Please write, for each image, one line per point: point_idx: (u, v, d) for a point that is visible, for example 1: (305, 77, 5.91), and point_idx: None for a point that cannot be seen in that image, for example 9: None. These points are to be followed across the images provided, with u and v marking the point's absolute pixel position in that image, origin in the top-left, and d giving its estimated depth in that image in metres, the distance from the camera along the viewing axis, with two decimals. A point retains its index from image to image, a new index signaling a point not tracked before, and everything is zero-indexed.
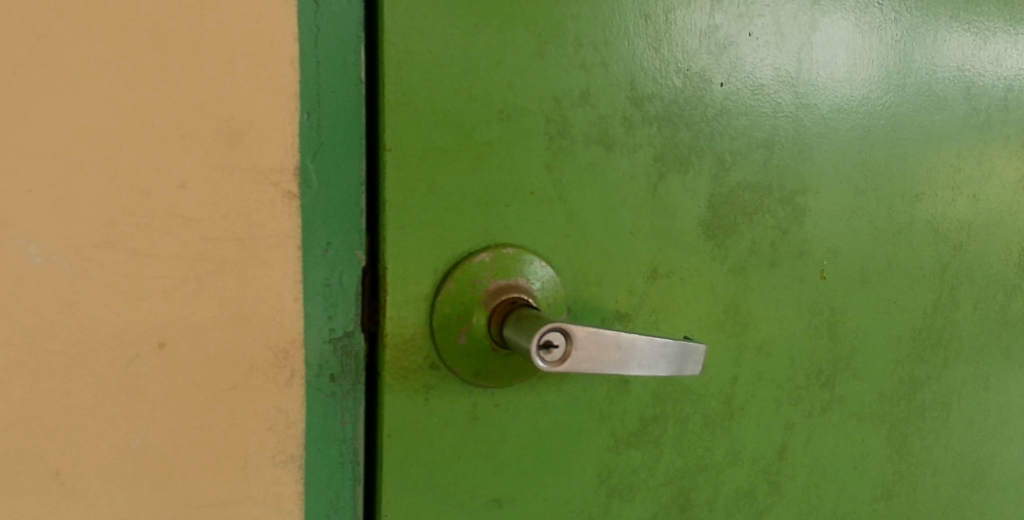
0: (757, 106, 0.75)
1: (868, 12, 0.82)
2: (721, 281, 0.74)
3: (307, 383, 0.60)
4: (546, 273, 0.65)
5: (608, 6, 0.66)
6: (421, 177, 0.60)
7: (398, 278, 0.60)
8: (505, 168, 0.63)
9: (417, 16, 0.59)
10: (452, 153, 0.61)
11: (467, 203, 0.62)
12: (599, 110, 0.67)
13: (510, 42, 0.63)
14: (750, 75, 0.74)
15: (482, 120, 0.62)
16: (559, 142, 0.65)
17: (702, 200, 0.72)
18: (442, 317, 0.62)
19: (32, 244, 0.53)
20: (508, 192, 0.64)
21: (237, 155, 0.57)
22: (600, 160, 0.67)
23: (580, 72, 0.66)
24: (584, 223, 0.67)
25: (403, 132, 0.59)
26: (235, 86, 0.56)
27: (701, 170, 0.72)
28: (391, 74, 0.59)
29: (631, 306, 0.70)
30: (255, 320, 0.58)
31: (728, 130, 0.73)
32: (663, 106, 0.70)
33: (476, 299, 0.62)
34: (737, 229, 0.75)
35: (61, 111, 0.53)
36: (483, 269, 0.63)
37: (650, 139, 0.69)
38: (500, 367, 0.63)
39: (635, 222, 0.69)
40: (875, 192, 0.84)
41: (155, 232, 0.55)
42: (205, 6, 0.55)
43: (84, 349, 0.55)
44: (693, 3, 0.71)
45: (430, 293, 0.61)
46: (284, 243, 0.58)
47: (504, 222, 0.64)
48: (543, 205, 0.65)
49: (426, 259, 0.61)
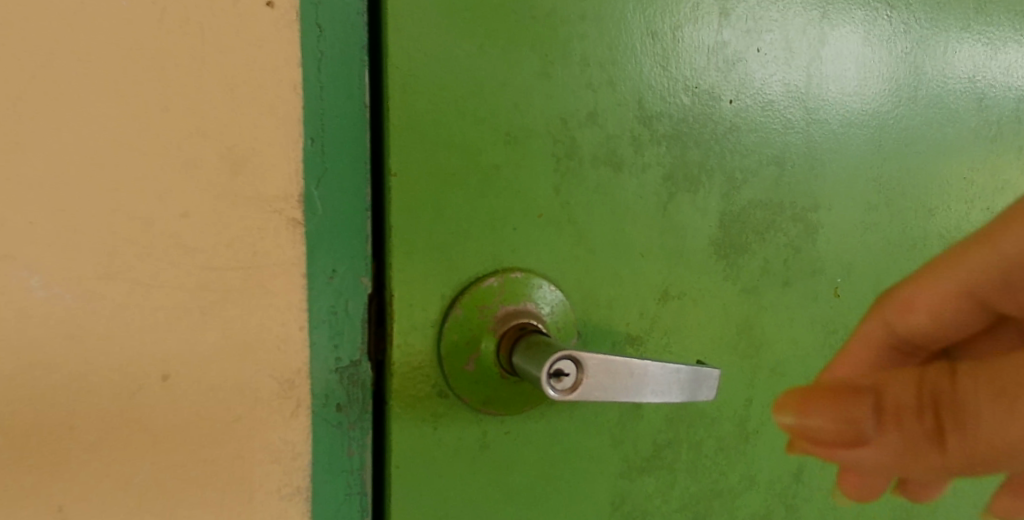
0: (767, 122, 0.74)
1: (876, 25, 0.80)
2: (734, 301, 0.73)
3: (313, 414, 0.59)
4: (555, 297, 0.64)
5: (614, 25, 0.65)
6: (428, 202, 0.59)
7: (405, 305, 0.59)
8: (513, 191, 0.62)
9: (420, 39, 0.58)
10: (458, 176, 0.60)
11: (475, 228, 0.61)
12: (608, 131, 0.66)
13: (515, 63, 0.62)
14: (759, 91, 0.73)
15: (488, 142, 0.61)
16: (566, 164, 0.64)
17: (713, 219, 0.71)
18: (450, 344, 0.60)
19: (34, 276, 0.52)
20: (516, 215, 0.63)
21: (240, 182, 0.56)
22: (609, 181, 0.66)
23: (587, 92, 0.65)
24: (593, 246, 0.66)
25: (408, 156, 0.58)
26: (238, 112, 0.56)
27: (712, 189, 0.71)
28: (396, 98, 0.58)
29: (642, 328, 0.69)
30: (259, 350, 0.57)
31: (738, 148, 0.72)
32: (672, 124, 0.69)
33: (484, 325, 0.61)
34: (749, 247, 0.74)
35: (62, 140, 0.52)
36: (491, 294, 0.62)
37: (659, 158, 0.68)
38: (510, 394, 0.62)
39: (645, 243, 0.68)
40: (887, 207, 0.82)
41: (158, 262, 0.54)
42: (207, 32, 0.54)
43: (87, 382, 0.54)
44: (700, 20, 0.69)
45: (438, 319, 0.60)
46: (288, 272, 0.58)
47: (512, 246, 0.63)
48: (552, 228, 0.64)
49: (433, 286, 0.60)
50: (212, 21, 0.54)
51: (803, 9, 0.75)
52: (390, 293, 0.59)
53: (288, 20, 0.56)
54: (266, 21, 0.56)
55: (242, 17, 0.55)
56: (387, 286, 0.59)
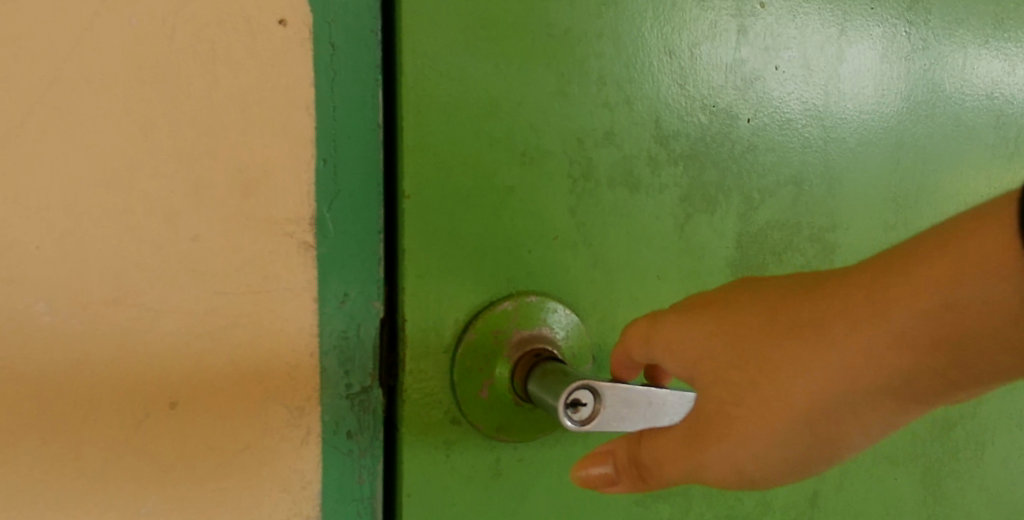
0: (785, 141, 0.73)
1: (894, 42, 0.79)
2: None
3: (323, 441, 0.58)
4: (570, 320, 0.63)
5: (632, 42, 0.64)
6: (442, 224, 0.58)
7: (418, 331, 0.58)
8: (528, 212, 0.61)
9: (435, 57, 0.57)
10: (473, 198, 0.59)
11: (489, 250, 0.60)
12: (625, 151, 0.64)
13: (532, 81, 0.60)
14: (777, 109, 0.72)
15: (504, 163, 0.60)
16: (582, 185, 0.63)
17: (730, 240, 0.70)
18: (463, 370, 0.59)
19: (40, 301, 0.51)
20: (531, 237, 0.61)
21: (251, 205, 0.55)
22: (625, 202, 0.65)
23: (604, 112, 0.63)
24: (609, 268, 0.65)
25: (423, 178, 0.57)
26: (250, 133, 0.54)
27: (729, 210, 0.70)
28: (410, 118, 0.56)
29: None
30: (269, 377, 0.56)
31: (756, 167, 0.71)
32: (689, 143, 0.67)
33: (498, 351, 0.60)
34: (766, 269, 0.73)
35: (69, 163, 0.51)
36: (506, 318, 0.60)
37: (676, 179, 0.67)
38: (524, 420, 0.61)
39: (661, 265, 0.67)
40: (904, 227, 0.81)
41: (167, 286, 0.53)
42: (219, 50, 0.53)
43: (93, 411, 0.53)
44: (718, 37, 0.68)
45: (451, 345, 0.59)
46: (299, 296, 0.56)
47: (527, 269, 0.61)
48: (568, 250, 0.63)
49: (447, 310, 0.58)
50: (223, 39, 0.53)
51: (821, 25, 0.74)
52: (402, 318, 0.57)
53: (301, 39, 0.55)
54: (279, 39, 0.54)
55: (254, 35, 0.54)
56: (400, 311, 0.57)
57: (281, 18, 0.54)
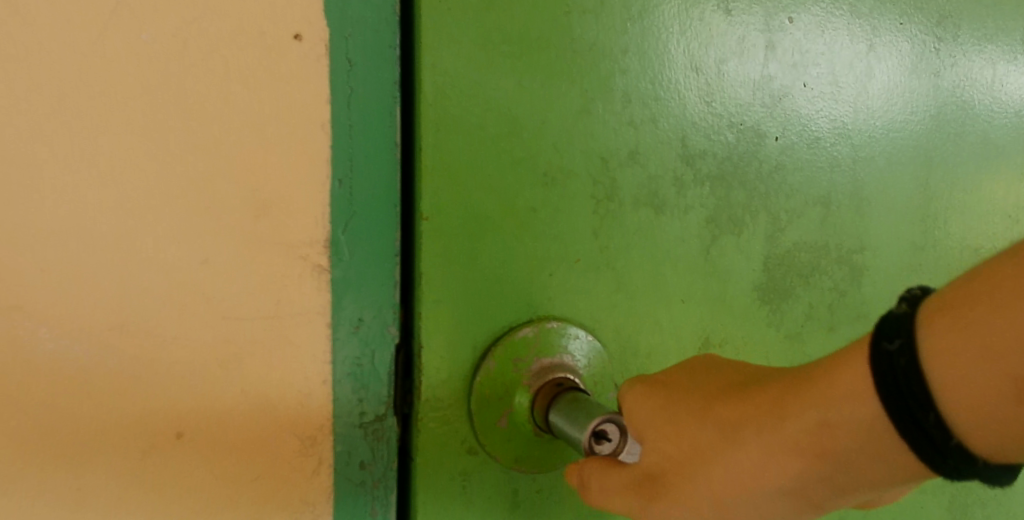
0: (813, 161, 0.70)
1: (924, 58, 0.77)
2: (778, 349, 0.70)
3: (335, 472, 0.56)
4: (590, 346, 0.61)
5: (658, 58, 0.62)
6: (461, 247, 0.56)
7: (435, 358, 0.55)
8: (550, 234, 0.59)
9: (455, 74, 0.54)
10: (493, 220, 0.57)
11: (510, 274, 0.58)
12: (650, 171, 0.62)
13: (555, 99, 0.58)
14: (805, 127, 0.70)
15: (526, 184, 0.58)
16: (606, 207, 0.61)
17: (757, 263, 0.68)
18: (481, 399, 0.57)
19: (43, 327, 0.49)
20: (553, 260, 0.59)
21: (263, 226, 0.53)
22: (650, 224, 0.63)
23: (629, 130, 0.61)
24: (634, 292, 0.63)
25: (442, 200, 0.55)
26: (263, 152, 0.52)
27: (756, 232, 0.68)
28: (429, 137, 0.54)
29: None
30: (280, 405, 0.54)
31: (783, 188, 0.69)
32: (716, 163, 0.65)
33: (518, 379, 0.58)
34: (794, 292, 0.71)
35: (75, 183, 0.48)
36: (526, 346, 0.58)
37: (702, 200, 0.65)
38: (543, 450, 0.59)
39: (687, 289, 0.65)
40: (932, 248, 0.79)
41: (175, 312, 0.51)
42: (231, 67, 0.51)
43: (98, 441, 0.50)
44: (746, 53, 0.66)
45: (469, 372, 0.57)
46: (312, 321, 0.54)
47: (548, 294, 0.59)
48: (592, 273, 0.61)
49: (465, 337, 0.56)
50: (237, 56, 0.51)
51: (850, 41, 0.71)
52: (418, 346, 0.55)
53: (318, 54, 0.53)
54: (294, 54, 0.52)
55: (268, 51, 0.52)
56: (416, 337, 0.55)
57: (296, 33, 0.52)
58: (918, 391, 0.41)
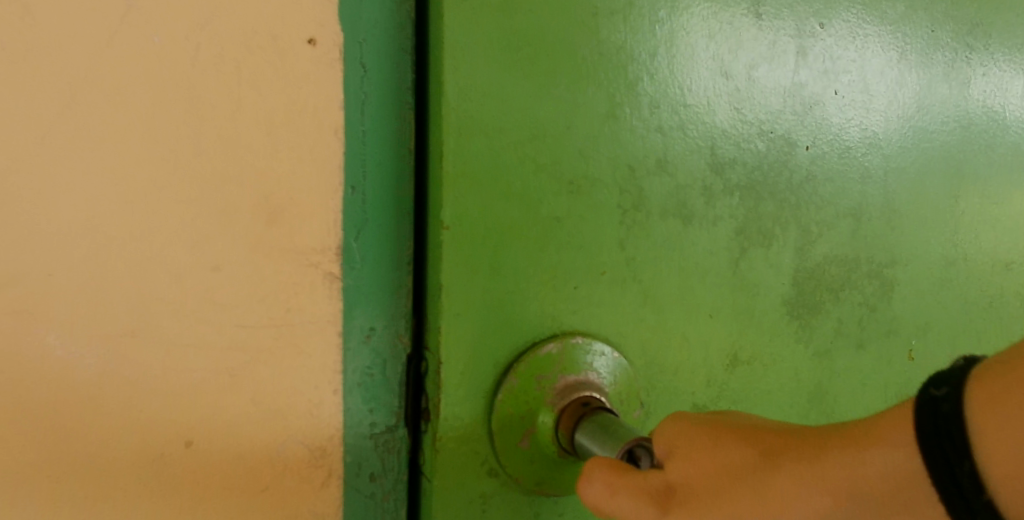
0: (845, 171, 0.69)
1: (957, 68, 0.74)
2: (807, 366, 0.68)
3: (345, 483, 0.55)
4: (613, 361, 0.59)
5: (686, 64, 0.60)
6: (484, 258, 0.54)
7: (456, 374, 0.53)
8: (576, 245, 0.57)
9: (478, 76, 0.53)
10: (517, 230, 0.55)
11: (534, 286, 0.56)
12: (679, 181, 0.61)
13: (581, 103, 0.56)
14: (836, 137, 0.68)
15: (550, 192, 0.56)
16: (631, 218, 0.59)
17: (786, 277, 0.66)
18: (503, 418, 0.55)
19: (53, 333, 0.48)
20: (578, 272, 0.58)
21: (274, 233, 0.52)
22: (676, 234, 0.61)
23: (656, 138, 0.59)
24: (657, 306, 0.61)
25: (466, 209, 0.53)
26: (275, 158, 0.52)
27: (786, 243, 0.66)
28: (451, 142, 0.52)
29: (709, 399, 0.64)
30: (290, 414, 0.53)
31: (814, 199, 0.67)
32: (745, 173, 0.64)
33: (541, 398, 0.56)
34: (824, 308, 0.69)
35: (86, 189, 0.48)
36: (550, 363, 0.56)
37: (731, 211, 0.63)
38: (565, 471, 0.58)
39: (716, 302, 0.63)
40: (965, 263, 0.76)
41: (185, 319, 0.51)
42: (245, 71, 0.51)
43: (106, 450, 0.50)
44: (776, 59, 0.64)
45: (490, 389, 0.55)
46: (323, 330, 0.53)
47: (572, 307, 0.58)
48: (617, 286, 0.59)
49: (487, 352, 0.54)
50: (250, 60, 0.51)
51: (881, 49, 0.69)
52: (438, 361, 0.53)
53: (331, 59, 0.52)
54: (308, 59, 0.52)
55: (282, 55, 0.51)
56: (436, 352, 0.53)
57: (310, 38, 0.52)
58: (958, 437, 0.37)
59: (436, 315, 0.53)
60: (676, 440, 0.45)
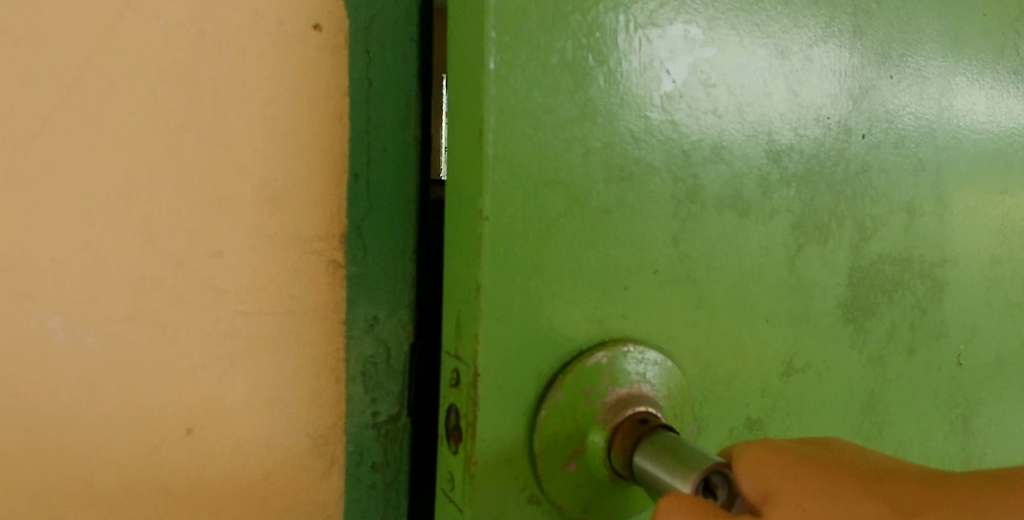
0: (898, 163, 0.66)
1: (1000, 62, 0.75)
2: (859, 373, 0.65)
3: (346, 473, 0.54)
4: (660, 365, 0.51)
5: (743, 35, 0.53)
6: (525, 255, 0.46)
7: (493, 390, 0.45)
8: (626, 240, 0.49)
9: (518, 37, 0.44)
10: (562, 222, 0.47)
11: (581, 287, 0.48)
12: (734, 166, 0.54)
13: (630, 74, 0.48)
14: (890, 127, 0.66)
15: (599, 180, 0.48)
16: (685, 209, 0.52)
17: (842, 276, 0.63)
18: (547, 438, 0.47)
19: (55, 317, 0.48)
20: (629, 271, 0.50)
21: (278, 219, 0.51)
22: (733, 229, 0.55)
23: (712, 121, 0.52)
24: (711, 308, 0.54)
25: (507, 196, 0.44)
26: (280, 143, 0.51)
27: (842, 240, 0.62)
28: (490, 120, 0.43)
29: (764, 410, 0.59)
30: (291, 403, 0.53)
31: (870, 192, 0.64)
32: (803, 161, 0.59)
33: (591, 416, 0.48)
34: (876, 308, 0.66)
35: (89, 171, 0.48)
36: (600, 374, 0.48)
37: (788, 203, 0.58)
38: (613, 499, 0.50)
39: (772, 305, 0.58)
40: (1007, 263, 0.76)
41: (188, 305, 0.50)
42: (250, 57, 0.50)
43: (105, 435, 0.50)
44: (836, 38, 0.60)
45: (531, 405, 0.47)
46: (326, 318, 0.53)
47: (622, 310, 0.50)
48: (670, 286, 0.52)
49: (529, 363, 0.46)
50: (256, 45, 0.50)
51: (935, 38, 0.68)
52: (475, 374, 0.45)
53: (337, 45, 0.52)
54: (312, 45, 0.51)
55: (287, 41, 0.51)
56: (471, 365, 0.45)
57: (315, 23, 0.51)
58: None
59: (473, 321, 0.45)
60: (772, 476, 0.39)
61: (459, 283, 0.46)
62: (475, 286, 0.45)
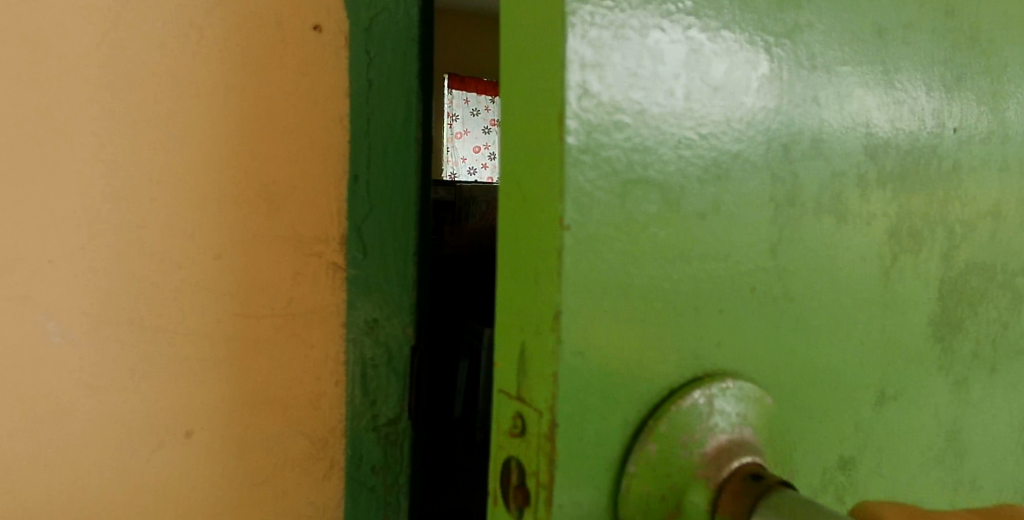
0: (987, 154, 0.51)
1: None
2: (946, 402, 0.50)
3: (346, 475, 0.54)
4: (745, 397, 0.36)
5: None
6: (602, 271, 0.32)
7: (576, 442, 0.31)
8: (723, 250, 0.35)
9: None
10: (642, 224, 0.33)
11: (666, 310, 0.34)
12: (835, 164, 0.40)
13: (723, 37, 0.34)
14: (982, 113, 0.50)
15: (688, 173, 0.34)
16: (785, 213, 0.38)
17: (933, 290, 0.48)
18: (643, 500, 0.33)
19: (52, 320, 0.48)
20: (724, 290, 0.36)
21: (278, 221, 0.51)
22: (833, 236, 0.41)
23: (812, 108, 0.39)
24: (811, 340, 0.40)
25: (588, 186, 0.31)
26: (279, 145, 0.51)
27: (933, 249, 0.47)
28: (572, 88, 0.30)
29: (858, 451, 0.44)
30: (291, 406, 0.53)
31: (962, 190, 0.49)
32: (899, 156, 0.44)
33: (690, 474, 0.34)
34: (962, 327, 0.50)
35: (88, 174, 0.48)
36: (698, 421, 0.34)
37: (886, 207, 0.43)
38: None
39: (866, 328, 0.44)
40: None
41: (187, 307, 0.50)
42: (250, 58, 0.50)
43: (102, 438, 0.49)
44: None
45: (619, 458, 0.33)
46: (326, 319, 0.53)
47: (716, 340, 0.36)
48: (770, 311, 0.38)
49: (615, 411, 0.32)
50: (255, 47, 0.50)
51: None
52: (554, 425, 0.31)
53: (337, 47, 0.52)
54: (312, 46, 0.52)
55: (286, 42, 0.51)
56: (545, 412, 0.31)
57: (315, 24, 0.51)
58: None
59: (547, 362, 0.31)
60: None
61: (524, 307, 0.32)
62: (551, 315, 0.31)
